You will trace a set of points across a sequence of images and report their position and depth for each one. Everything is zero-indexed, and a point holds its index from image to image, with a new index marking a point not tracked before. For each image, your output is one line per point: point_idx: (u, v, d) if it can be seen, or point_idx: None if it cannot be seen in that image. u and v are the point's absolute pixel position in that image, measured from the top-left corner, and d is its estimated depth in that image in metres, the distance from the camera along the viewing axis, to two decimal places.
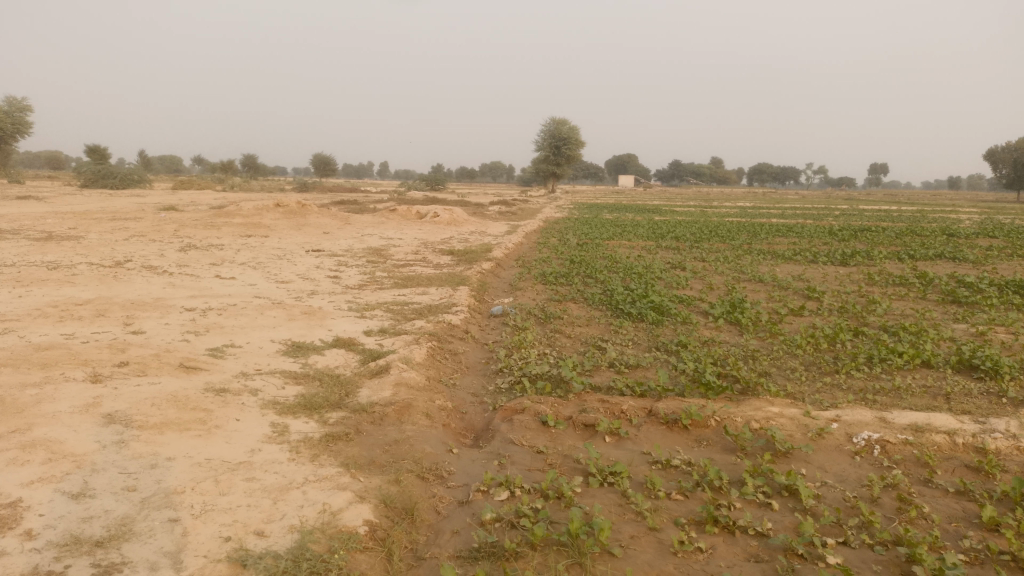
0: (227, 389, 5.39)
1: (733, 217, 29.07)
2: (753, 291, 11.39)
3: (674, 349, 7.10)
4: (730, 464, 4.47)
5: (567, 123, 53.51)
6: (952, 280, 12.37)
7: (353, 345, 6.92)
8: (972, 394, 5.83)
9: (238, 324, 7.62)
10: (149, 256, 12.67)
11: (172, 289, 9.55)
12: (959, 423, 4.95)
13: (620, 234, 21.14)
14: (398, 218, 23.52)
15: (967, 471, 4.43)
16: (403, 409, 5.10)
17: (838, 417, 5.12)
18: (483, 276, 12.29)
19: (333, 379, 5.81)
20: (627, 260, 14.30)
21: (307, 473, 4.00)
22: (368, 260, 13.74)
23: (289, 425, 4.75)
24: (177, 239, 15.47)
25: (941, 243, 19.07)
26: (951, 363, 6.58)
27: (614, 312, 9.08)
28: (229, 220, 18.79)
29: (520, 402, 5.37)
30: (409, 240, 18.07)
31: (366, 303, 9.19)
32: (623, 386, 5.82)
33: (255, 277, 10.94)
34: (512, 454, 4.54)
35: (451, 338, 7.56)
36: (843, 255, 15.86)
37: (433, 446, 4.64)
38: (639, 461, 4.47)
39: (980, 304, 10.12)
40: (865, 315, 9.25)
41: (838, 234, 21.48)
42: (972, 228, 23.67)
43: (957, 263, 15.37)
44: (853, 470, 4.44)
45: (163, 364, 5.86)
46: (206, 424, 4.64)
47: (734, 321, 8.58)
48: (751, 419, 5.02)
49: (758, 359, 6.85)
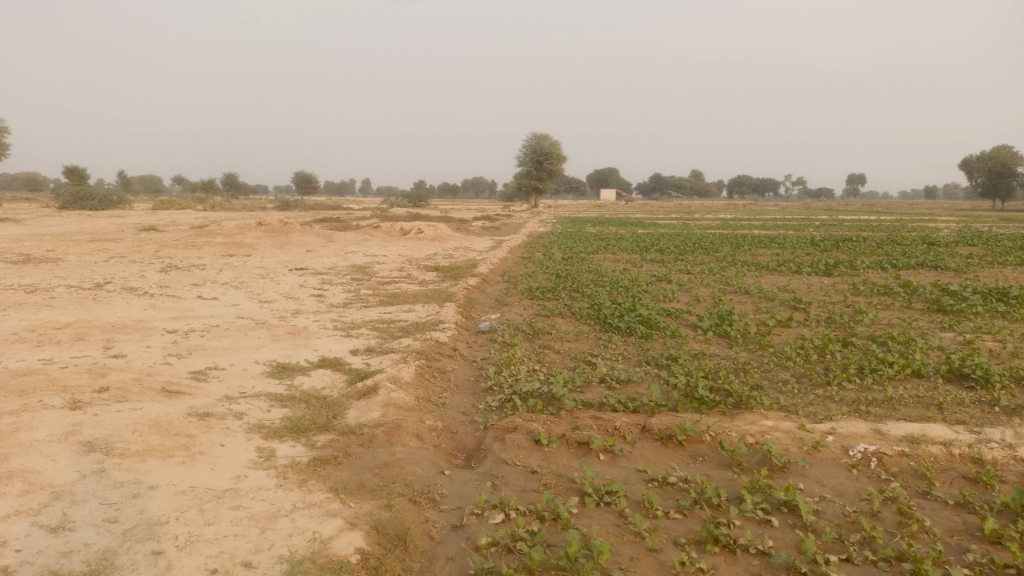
0: (210, 413, 5.26)
1: (715, 229, 29.21)
2: (739, 303, 11.37)
3: (665, 363, 7.04)
4: (727, 480, 4.40)
5: (549, 137, 53.74)
6: (936, 289, 12.42)
7: (339, 365, 6.80)
8: (965, 403, 5.80)
9: (221, 345, 7.48)
10: (129, 277, 12.49)
11: (153, 311, 9.39)
12: (954, 434, 4.91)
13: (605, 248, 21.15)
14: (381, 235, 23.39)
15: (965, 482, 4.38)
16: (392, 431, 4.99)
17: (834, 430, 5.07)
18: (469, 293, 12.20)
19: (320, 400, 5.69)
20: (613, 274, 14.27)
21: (295, 499, 3.88)
22: (352, 278, 13.62)
23: (276, 450, 4.63)
24: (158, 260, 15.27)
25: (923, 252, 19.21)
26: (942, 372, 6.56)
27: (602, 327, 9.02)
28: (211, 239, 18.59)
29: (513, 421, 5.28)
30: (393, 257, 17.96)
31: (351, 322, 9.07)
32: (616, 401, 5.75)
33: (238, 297, 10.79)
34: (505, 474, 4.44)
35: (440, 355, 7.46)
36: (826, 266, 15.91)
37: (424, 468, 4.54)
38: (635, 479, 4.39)
39: (965, 313, 10.15)
40: (853, 326, 9.24)
41: (820, 245, 21.59)
42: (951, 237, 23.91)
43: (940, 272, 15.47)
44: (851, 483, 4.38)
45: (145, 389, 5.71)
46: (190, 450, 4.51)
47: (723, 334, 8.54)
48: (746, 434, 4.96)
49: (749, 371, 6.80)
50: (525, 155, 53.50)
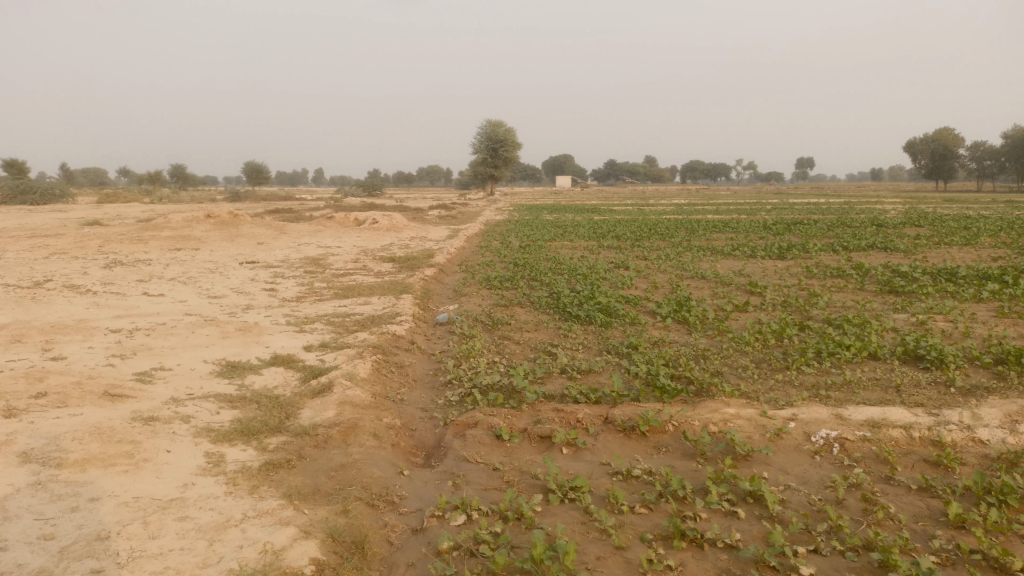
0: (156, 417, 5.02)
1: (671, 215, 29.42)
2: (696, 288, 11.38)
3: (625, 351, 6.97)
4: (692, 471, 4.34)
5: (503, 124, 53.48)
6: (887, 270, 12.62)
7: (292, 362, 6.58)
8: (921, 385, 5.85)
9: (168, 345, 7.19)
10: (71, 275, 12.00)
11: (97, 309, 9.01)
12: (914, 416, 4.93)
13: (561, 235, 21.10)
14: (335, 226, 22.97)
15: (927, 465, 4.40)
16: (348, 430, 4.82)
17: (796, 416, 5.05)
18: (426, 283, 12.01)
19: (272, 400, 5.48)
20: (570, 261, 14.20)
21: (245, 508, 3.70)
22: (306, 270, 13.32)
23: (226, 454, 4.43)
24: (101, 255, 14.73)
25: (872, 234, 19.58)
26: (897, 354, 6.62)
27: (561, 315, 8.93)
28: (158, 234, 18.03)
29: (473, 416, 5.16)
30: (348, 248, 17.64)
31: (305, 316, 8.83)
32: (578, 392, 5.65)
33: (186, 293, 10.44)
34: (467, 473, 4.31)
35: (397, 349, 7.29)
36: (780, 249, 16.08)
37: (382, 468, 4.39)
38: (599, 473, 4.30)
39: (916, 293, 10.31)
40: (809, 309, 9.30)
41: (772, 228, 21.84)
42: (898, 218, 24.46)
43: (889, 253, 15.74)
44: (815, 470, 4.36)
45: (86, 393, 5.43)
46: (133, 458, 4.28)
47: (682, 319, 8.52)
48: (709, 422, 4.91)
49: (709, 358, 6.77)
50: (480, 142, 53.16)
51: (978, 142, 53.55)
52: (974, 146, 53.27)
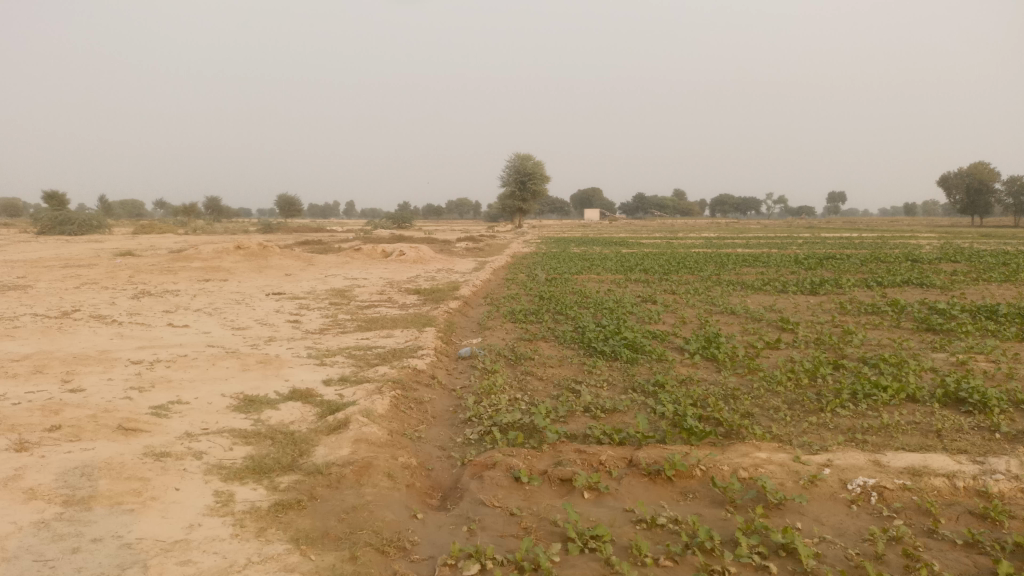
0: (168, 453, 4.91)
1: (699, 248, 29.16)
2: (726, 324, 11.13)
3: (652, 389, 6.76)
4: (720, 520, 4.12)
5: (532, 157, 53.74)
6: (924, 307, 12.24)
7: (310, 397, 6.46)
8: (964, 430, 5.55)
9: (187, 377, 7.12)
10: (100, 305, 12.08)
11: (121, 340, 9.01)
12: (957, 464, 4.66)
13: (589, 268, 20.97)
14: (363, 257, 23.06)
15: (973, 518, 4.12)
16: (362, 470, 4.67)
17: (831, 461, 4.80)
18: (450, 316, 11.90)
19: (287, 437, 5.35)
20: (597, 295, 14.02)
21: (250, 552, 3.55)
22: (331, 302, 13.30)
23: (235, 493, 4.30)
24: (130, 286, 14.86)
25: (907, 269, 19.15)
26: (937, 396, 6.32)
27: (586, 351, 8.74)
28: (187, 264, 18.18)
29: (491, 457, 4.98)
30: (374, 280, 17.65)
31: (327, 349, 8.74)
32: (601, 433, 5.45)
33: (210, 325, 10.43)
34: (483, 518, 4.13)
35: (417, 385, 7.14)
36: (812, 284, 15.74)
37: (395, 511, 4.22)
38: (622, 520, 4.09)
39: (955, 332, 9.96)
40: (843, 347, 9.01)
41: (804, 263, 21.48)
42: (934, 254, 23.98)
43: (925, 290, 15.34)
44: (852, 522, 4.11)
45: (101, 426, 5.35)
46: (141, 496, 4.16)
47: (711, 357, 8.28)
48: (738, 467, 4.68)
49: (739, 398, 6.53)
50: (508, 175, 53.46)
51: (1015, 177, 52.59)
52: (1011, 181, 52.34)
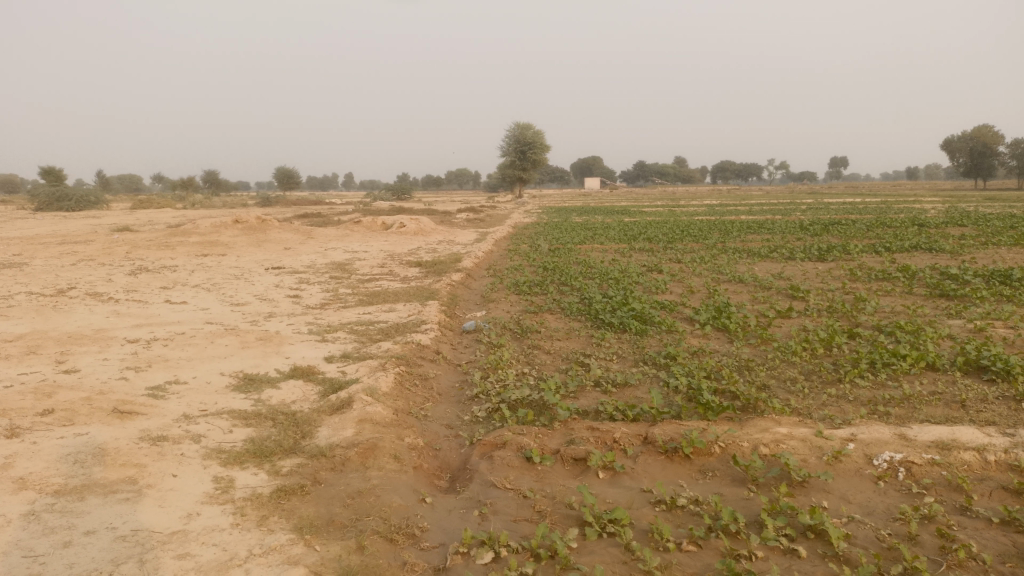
0: (165, 437, 4.72)
1: (701, 216, 28.87)
2: (734, 293, 10.90)
3: (663, 362, 6.56)
4: (743, 500, 3.94)
5: (532, 126, 53.14)
6: (935, 273, 12.00)
7: (312, 375, 6.27)
8: (989, 400, 5.36)
9: (185, 356, 6.93)
10: (96, 282, 11.86)
11: (117, 318, 8.81)
12: (987, 437, 4.46)
13: (592, 237, 20.68)
14: (363, 230, 22.75)
15: (1006, 494, 3.93)
16: (367, 452, 4.49)
17: (855, 436, 4.60)
18: (453, 289, 11.68)
19: (289, 418, 5.16)
20: (602, 265, 13.79)
21: (251, 544, 3.37)
22: (332, 276, 13.07)
23: (235, 479, 4.12)
24: (128, 262, 14.63)
25: (913, 234, 18.86)
26: (958, 364, 6.12)
27: (594, 323, 8.53)
28: (185, 239, 17.93)
29: (501, 435, 4.78)
30: (374, 252, 17.41)
31: (327, 325, 8.53)
32: (614, 409, 5.25)
33: (209, 301, 10.22)
34: (495, 501, 3.95)
35: (421, 360, 6.95)
36: (819, 251, 15.49)
37: (402, 495, 4.04)
38: (640, 502, 3.91)
39: (970, 297, 9.74)
40: (856, 314, 8.80)
41: (810, 229, 21.18)
42: (939, 217, 23.71)
43: (934, 255, 15.09)
44: (880, 500, 3.93)
45: (95, 409, 5.16)
46: (136, 484, 3.98)
47: (722, 327, 8.07)
48: (759, 444, 4.48)
49: (753, 369, 6.34)
50: (508, 144, 52.86)
51: (1018, 140, 52.07)
52: (1015, 143, 51.73)
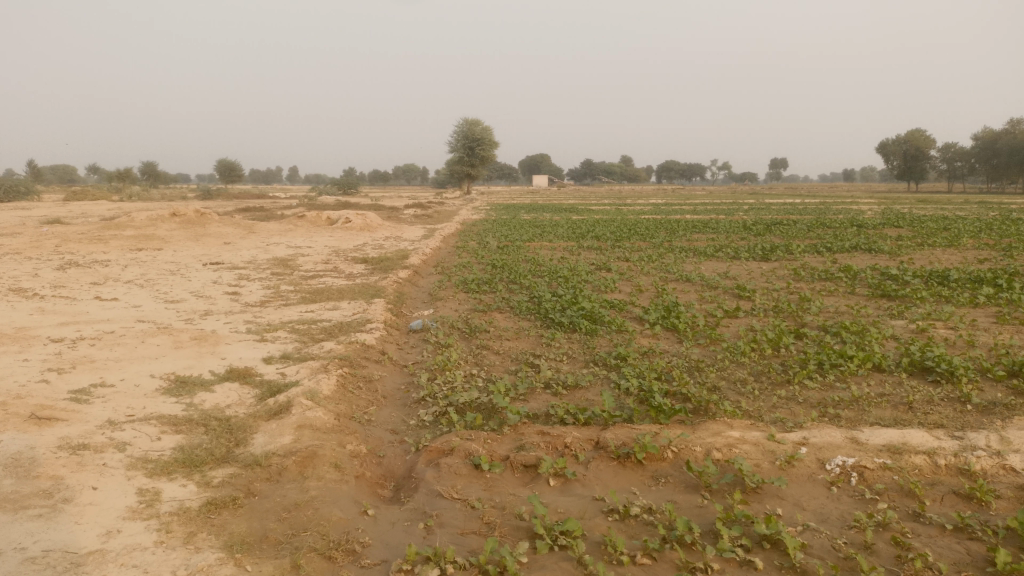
0: (86, 445, 4.40)
1: (648, 215, 29.05)
2: (682, 292, 10.90)
3: (614, 363, 6.45)
4: (697, 508, 3.83)
5: (480, 122, 52.86)
6: (876, 273, 12.21)
7: (249, 377, 5.98)
8: (935, 401, 5.39)
9: (113, 356, 6.54)
10: (21, 277, 11.23)
11: (41, 316, 8.31)
12: (937, 440, 4.45)
13: (540, 235, 20.60)
14: (307, 225, 22.21)
15: (958, 499, 3.90)
16: (306, 461, 4.25)
17: (807, 440, 4.55)
18: (400, 286, 11.42)
19: (222, 424, 4.87)
20: (550, 263, 13.67)
21: (176, 564, 3.11)
22: (273, 272, 12.67)
23: (162, 492, 3.84)
24: (56, 256, 13.94)
25: (853, 235, 19.26)
26: (904, 366, 6.14)
27: (543, 322, 8.39)
28: (120, 232, 17.21)
29: (448, 441, 4.60)
30: (319, 248, 16.99)
31: (268, 323, 8.20)
32: (565, 413, 5.11)
33: (142, 298, 9.75)
34: (442, 512, 3.76)
35: (365, 361, 6.70)
36: (764, 250, 15.68)
37: (343, 507, 3.82)
38: (592, 511, 3.77)
39: (910, 298, 9.91)
40: (802, 314, 8.85)
41: (753, 229, 21.49)
42: (876, 218, 24.29)
43: (874, 255, 15.41)
44: (834, 506, 3.87)
45: (10, 415, 4.79)
46: (51, 498, 3.66)
47: (671, 327, 8.01)
48: (712, 448, 4.39)
49: (704, 371, 6.27)
50: (456, 140, 52.54)
51: (949, 144, 53.99)
52: (946, 148, 53.60)
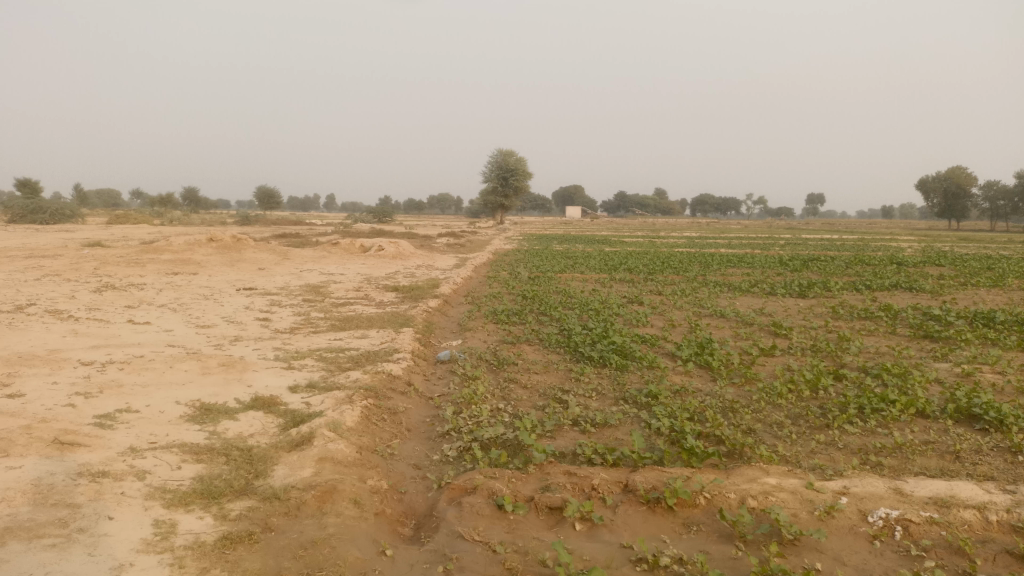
0: (106, 472, 4.34)
1: (681, 248, 28.79)
2: (716, 328, 10.67)
3: (644, 401, 6.26)
4: (730, 560, 3.64)
5: (516, 153, 53.17)
6: (917, 313, 11.87)
7: (274, 406, 5.91)
8: (983, 451, 5.12)
9: (140, 381, 6.52)
10: (58, 299, 11.38)
11: (74, 339, 8.36)
12: (987, 494, 4.21)
13: (573, 266, 20.48)
14: (340, 252, 22.38)
15: (1012, 559, 3.65)
16: (326, 496, 4.15)
17: (848, 489, 4.33)
18: (429, 315, 11.37)
19: (244, 454, 4.79)
20: (582, 295, 13.52)
21: None
22: (305, 299, 12.70)
23: (178, 524, 3.75)
24: (94, 279, 14.15)
25: (893, 272, 18.84)
26: (950, 412, 5.87)
27: (573, 356, 8.24)
28: (157, 256, 17.46)
29: (472, 479, 4.46)
30: (351, 275, 17.06)
31: (296, 351, 8.16)
32: (593, 452, 4.95)
33: (174, 322, 9.80)
34: (462, 555, 3.62)
35: (391, 392, 6.60)
36: (800, 287, 15.38)
37: (360, 546, 3.70)
38: (620, 560, 3.60)
39: (955, 339, 9.57)
40: (841, 354, 8.58)
41: (790, 264, 21.16)
42: (916, 256, 23.83)
43: (915, 294, 15.03)
44: (877, 562, 3.64)
45: (33, 440, 4.75)
46: (66, 528, 3.59)
47: (705, 364, 7.81)
48: (746, 496, 4.20)
49: (738, 412, 6.07)
50: (491, 171, 52.88)
51: (991, 182, 52.96)
52: (988, 185, 52.61)
